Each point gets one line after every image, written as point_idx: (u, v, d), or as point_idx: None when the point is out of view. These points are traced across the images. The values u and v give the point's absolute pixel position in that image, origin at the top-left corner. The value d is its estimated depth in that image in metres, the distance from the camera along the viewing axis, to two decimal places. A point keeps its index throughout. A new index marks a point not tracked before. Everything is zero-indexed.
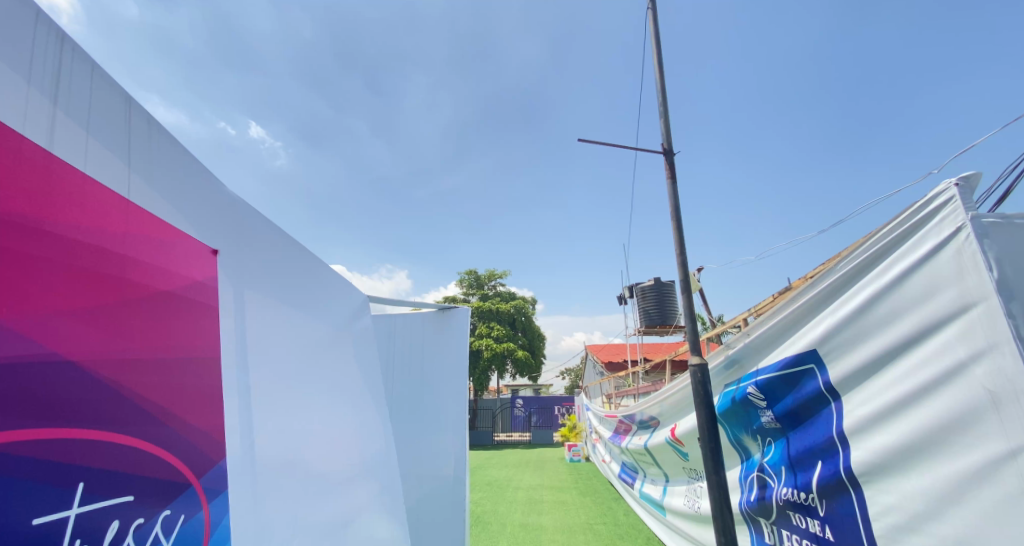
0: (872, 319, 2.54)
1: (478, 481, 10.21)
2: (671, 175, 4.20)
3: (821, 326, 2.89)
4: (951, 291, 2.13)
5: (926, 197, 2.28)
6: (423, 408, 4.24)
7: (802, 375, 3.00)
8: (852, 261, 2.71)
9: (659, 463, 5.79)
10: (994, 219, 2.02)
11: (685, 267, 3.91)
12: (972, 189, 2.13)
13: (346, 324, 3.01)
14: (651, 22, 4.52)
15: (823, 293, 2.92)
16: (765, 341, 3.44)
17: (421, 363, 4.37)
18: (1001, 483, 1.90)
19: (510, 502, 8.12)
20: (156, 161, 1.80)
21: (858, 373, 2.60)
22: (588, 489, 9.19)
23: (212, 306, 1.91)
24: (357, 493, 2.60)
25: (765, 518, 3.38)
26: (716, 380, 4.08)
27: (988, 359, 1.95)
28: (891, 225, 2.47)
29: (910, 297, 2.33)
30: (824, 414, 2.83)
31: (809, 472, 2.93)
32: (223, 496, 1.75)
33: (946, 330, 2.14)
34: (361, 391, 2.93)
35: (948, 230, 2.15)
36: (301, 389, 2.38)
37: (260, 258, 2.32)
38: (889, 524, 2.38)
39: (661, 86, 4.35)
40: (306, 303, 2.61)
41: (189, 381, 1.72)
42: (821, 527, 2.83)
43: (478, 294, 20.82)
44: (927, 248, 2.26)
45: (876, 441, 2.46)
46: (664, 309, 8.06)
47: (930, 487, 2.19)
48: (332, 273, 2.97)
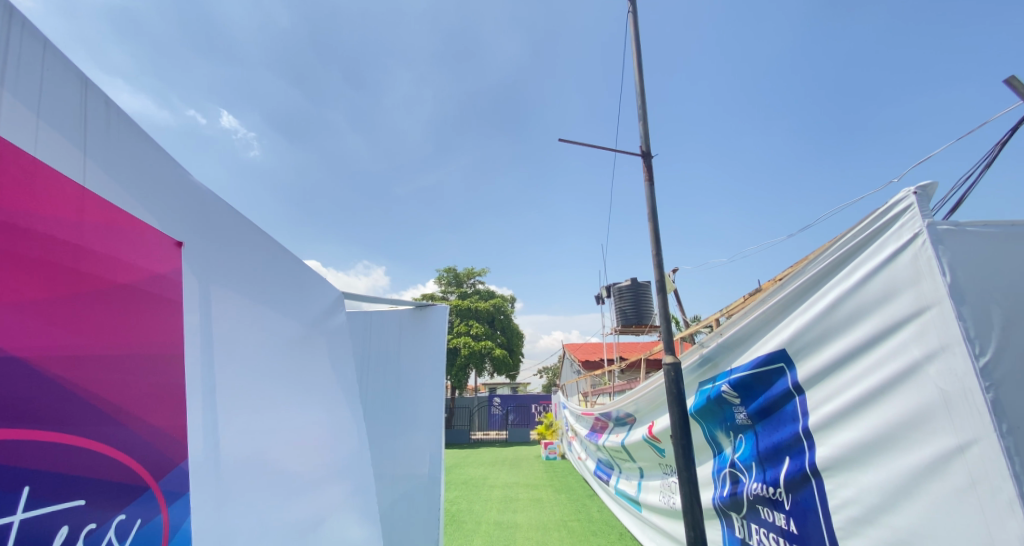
0: (836, 320, 2.64)
1: (454, 479, 10.19)
2: (649, 177, 4.27)
3: (789, 326, 2.99)
4: (909, 294, 2.22)
5: (888, 204, 2.37)
6: (399, 407, 4.19)
7: (773, 374, 3.10)
8: (819, 264, 2.80)
9: (635, 459, 5.88)
10: (948, 226, 2.12)
11: (661, 268, 3.98)
12: (930, 197, 2.23)
13: (320, 321, 2.95)
14: (632, 26, 4.57)
15: (791, 295, 3.01)
16: (737, 340, 3.54)
17: (399, 361, 4.31)
18: (949, 476, 2.00)
19: (485, 501, 8.11)
20: (115, 148, 1.72)
21: (822, 372, 2.70)
22: (563, 487, 9.27)
23: (176, 302, 1.84)
24: (329, 494, 2.55)
25: (736, 512, 3.49)
26: (691, 378, 4.16)
27: (941, 358, 2.05)
28: (855, 230, 2.57)
29: (872, 300, 2.43)
30: (792, 411, 2.92)
31: (777, 468, 3.03)
32: (185, 499, 1.69)
33: (903, 331, 2.24)
34: (335, 389, 2.88)
35: (906, 236, 2.25)
36: (271, 387, 2.31)
37: (230, 252, 2.24)
38: (848, 517, 2.48)
39: (640, 90, 4.41)
40: (278, 299, 2.55)
41: (149, 380, 1.65)
42: (787, 520, 2.93)
43: (456, 293, 20.82)
44: (887, 253, 2.36)
45: (837, 438, 2.56)
46: (640, 309, 8.19)
47: (885, 481, 2.29)
48: (305, 268, 2.89)
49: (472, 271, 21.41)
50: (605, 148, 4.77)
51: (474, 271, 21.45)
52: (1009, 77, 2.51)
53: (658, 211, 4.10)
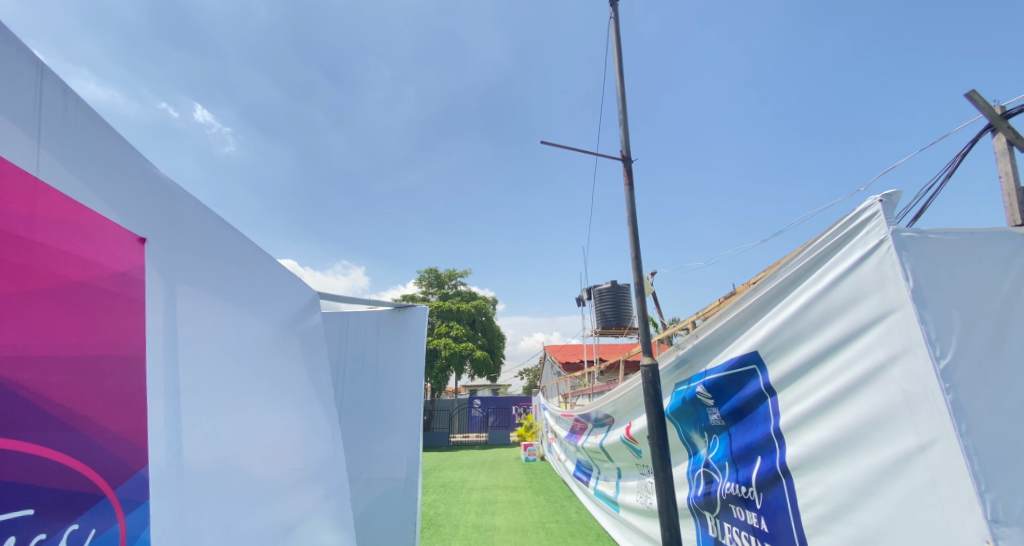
0: (806, 323, 2.72)
1: (432, 482, 10.09)
2: (629, 181, 4.32)
3: (762, 328, 3.06)
4: (875, 299, 2.30)
5: (855, 211, 2.45)
6: (376, 410, 4.11)
7: (746, 375, 3.17)
8: (791, 268, 2.88)
9: (613, 460, 5.92)
10: (911, 233, 2.20)
11: (640, 270, 4.03)
12: (895, 205, 2.32)
13: (295, 321, 2.87)
14: (614, 31, 4.62)
15: (764, 298, 3.09)
16: (711, 342, 3.61)
17: (376, 363, 4.24)
18: (911, 474, 2.07)
19: (463, 504, 8.06)
20: (74, 139, 1.64)
21: (793, 374, 2.77)
22: (542, 489, 9.28)
23: (138, 300, 1.76)
24: (300, 499, 2.48)
25: (710, 511, 3.55)
26: (667, 379, 4.22)
27: (904, 361, 2.13)
28: (824, 236, 2.65)
29: (840, 303, 2.51)
30: (764, 412, 2.99)
31: (749, 468, 3.09)
32: (144, 507, 1.62)
33: (869, 334, 2.32)
34: (310, 391, 2.81)
35: (873, 242, 2.33)
36: (241, 389, 2.23)
37: (197, 249, 2.16)
38: (816, 515, 2.55)
39: (620, 95, 4.46)
40: (250, 299, 2.47)
41: (108, 383, 1.58)
42: (758, 519, 3.00)
43: (437, 293, 20.72)
44: (855, 259, 2.43)
45: (806, 438, 2.63)
46: (619, 312, 8.28)
47: (851, 479, 2.36)
48: (280, 268, 2.82)
49: (453, 272, 21.32)
50: (587, 151, 4.83)
51: (455, 271, 21.34)
52: (970, 90, 2.63)
53: (638, 214, 4.15)
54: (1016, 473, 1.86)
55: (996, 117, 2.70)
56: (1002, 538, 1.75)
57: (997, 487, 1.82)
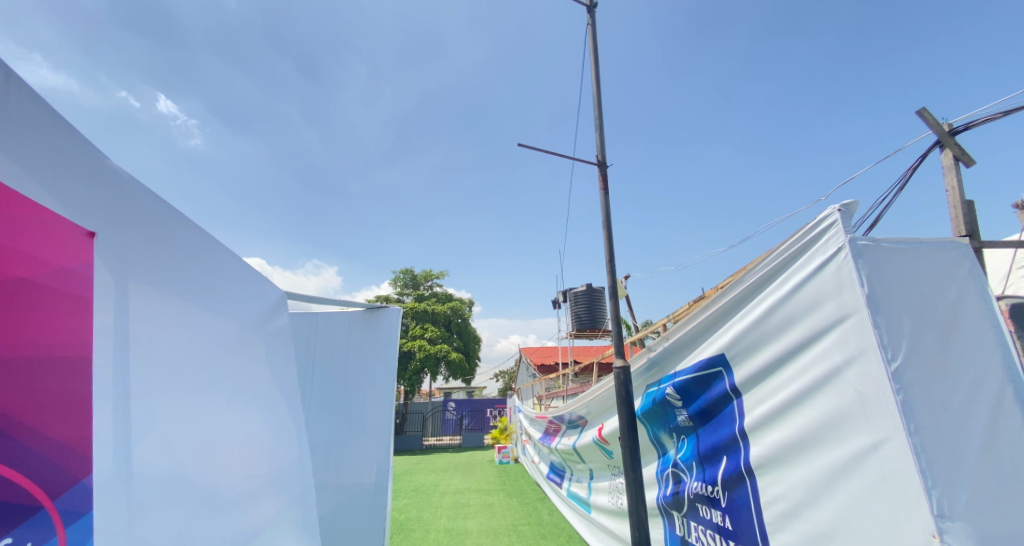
0: (770, 326, 2.81)
1: (404, 487, 9.93)
2: (604, 186, 4.38)
3: (728, 331, 3.14)
4: (834, 304, 2.40)
5: (816, 220, 2.55)
6: (345, 413, 4.01)
7: (713, 377, 3.25)
8: (756, 273, 2.97)
9: (585, 461, 5.97)
10: (866, 242, 2.31)
11: (613, 274, 4.08)
12: (852, 215, 2.42)
13: (261, 321, 2.76)
14: (591, 38, 4.69)
15: (731, 302, 3.18)
16: (681, 345, 3.69)
17: (347, 365, 4.14)
18: (864, 472, 2.17)
19: (435, 508, 7.95)
20: (16, 126, 1.54)
21: (758, 375, 2.86)
22: (515, 491, 9.26)
23: (84, 298, 1.66)
24: (263, 507, 2.39)
25: (678, 511, 3.62)
26: (638, 381, 4.29)
27: (859, 363, 2.23)
28: (787, 243, 2.75)
29: (801, 308, 2.61)
30: (730, 413, 3.08)
31: (716, 467, 3.17)
32: (87, 519, 1.54)
33: (828, 337, 2.42)
34: (275, 395, 2.71)
35: (831, 249, 2.43)
36: (199, 393, 2.14)
37: (155, 245, 2.06)
38: (777, 512, 2.63)
39: (597, 100, 4.52)
40: (212, 299, 2.37)
41: (49, 386, 1.48)
42: (723, 517, 3.07)
43: (412, 295, 20.49)
44: (815, 265, 2.53)
45: (769, 437, 2.72)
46: (594, 314, 8.37)
47: (809, 477, 2.45)
48: (246, 266, 2.72)
49: (429, 273, 21.14)
50: (563, 155, 4.88)
51: (431, 272, 21.16)
52: (921, 108, 2.79)
53: (612, 219, 4.21)
54: (960, 470, 1.96)
55: (944, 134, 2.88)
56: (947, 532, 1.85)
57: (943, 483, 1.92)
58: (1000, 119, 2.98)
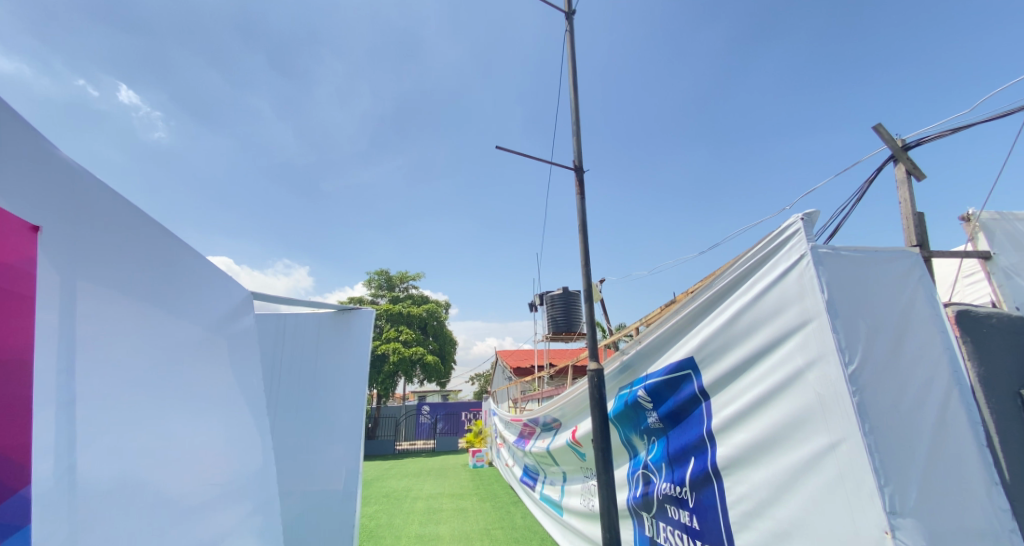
0: (737, 330, 2.89)
1: (375, 492, 9.76)
2: (580, 191, 4.43)
3: (698, 335, 3.22)
4: (796, 309, 2.49)
5: (781, 227, 2.64)
6: (314, 418, 3.89)
7: (682, 380, 3.32)
8: (724, 279, 3.05)
9: (558, 464, 5.99)
10: (826, 250, 2.40)
11: (588, 277, 4.12)
12: (813, 224, 2.52)
13: (225, 322, 2.65)
14: (568, 44, 4.74)
15: (700, 306, 3.25)
16: (653, 348, 3.75)
17: (316, 368, 4.03)
18: (822, 471, 2.25)
19: (407, 514, 7.84)
20: None
21: (725, 378, 2.94)
22: (489, 495, 9.21)
23: (27, 296, 1.57)
24: (223, 516, 2.30)
25: (647, 511, 3.67)
26: (612, 384, 4.34)
27: (819, 366, 2.32)
28: (754, 249, 2.83)
29: (766, 312, 2.69)
30: (698, 415, 3.15)
31: (684, 468, 3.23)
32: (24, 532, 1.44)
33: (791, 341, 2.50)
34: (239, 399, 2.61)
35: (794, 257, 2.52)
36: (154, 398, 2.04)
37: (109, 242, 1.96)
38: (741, 512, 2.70)
39: (574, 106, 4.57)
40: (171, 299, 2.27)
41: None
42: (691, 517, 3.13)
43: (387, 297, 20.22)
44: (779, 272, 2.62)
45: (735, 438, 2.79)
46: (570, 318, 8.44)
47: (772, 477, 2.53)
48: (209, 266, 2.61)
49: (404, 275, 20.92)
50: (540, 159, 4.90)
51: (407, 274, 20.96)
52: (877, 123, 2.93)
53: (588, 223, 4.25)
54: (910, 469, 2.06)
55: (898, 149, 3.03)
56: (898, 528, 1.94)
57: (894, 481, 2.01)
58: (949, 136, 3.16)
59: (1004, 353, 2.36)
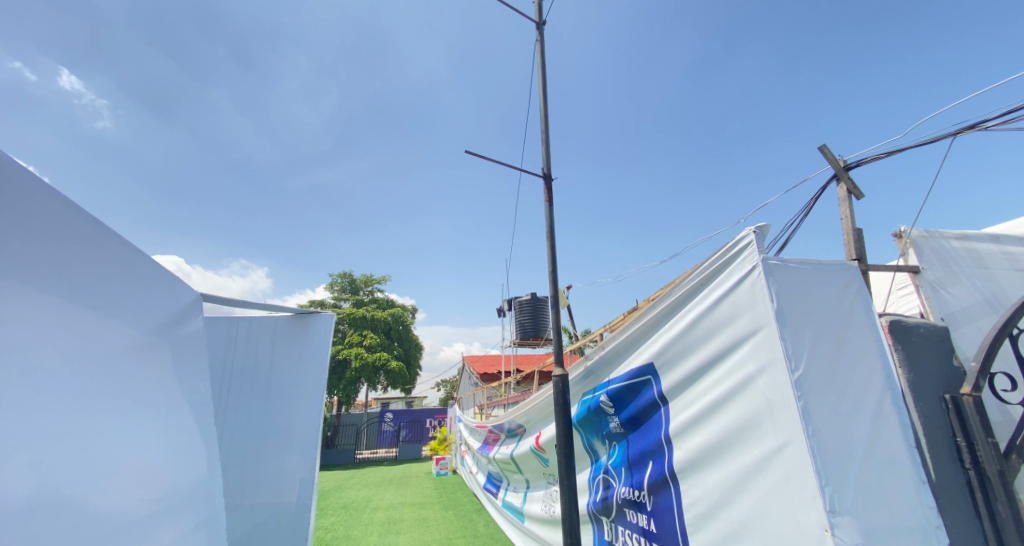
0: (694, 337, 2.99)
1: (333, 503, 9.43)
2: (548, 198, 4.48)
3: (658, 341, 3.31)
4: (748, 317, 2.60)
5: (735, 238, 2.76)
6: (267, 427, 3.73)
7: (642, 385, 3.40)
8: (683, 287, 3.15)
9: (522, 472, 5.98)
10: (776, 261, 2.53)
11: (554, 283, 4.17)
12: (765, 237, 2.65)
13: (171, 325, 2.50)
14: (539, 54, 4.80)
15: (661, 314, 3.35)
16: (616, 354, 3.82)
17: (271, 374, 3.86)
18: (770, 472, 2.36)
19: (366, 524, 7.63)
20: None
21: (682, 383, 3.03)
22: (452, 504, 9.06)
23: None
24: (167, 530, 2.15)
25: (606, 515, 3.72)
26: (576, 389, 4.38)
27: (768, 372, 2.43)
28: (711, 259, 2.94)
29: (721, 320, 2.80)
30: (657, 420, 3.23)
31: (643, 472, 3.30)
32: None
33: (743, 347, 2.61)
34: (185, 407, 2.46)
35: (747, 268, 2.64)
36: (84, 407, 1.90)
37: (30, 240, 1.83)
38: (696, 514, 2.78)
39: (543, 114, 4.63)
40: (107, 301, 2.12)
41: None
42: (648, 520, 3.20)
43: (350, 300, 19.71)
44: (733, 282, 2.74)
45: (690, 442, 2.88)
46: (537, 323, 8.49)
47: (724, 479, 2.62)
48: (154, 265, 2.46)
49: (369, 278, 20.49)
50: (510, 166, 4.93)
51: (372, 278, 20.54)
52: (822, 144, 3.13)
53: (555, 231, 4.30)
54: (848, 469, 2.19)
55: (841, 169, 3.25)
56: (837, 525, 2.05)
57: (834, 482, 2.13)
58: (885, 158, 3.41)
59: (930, 360, 2.55)
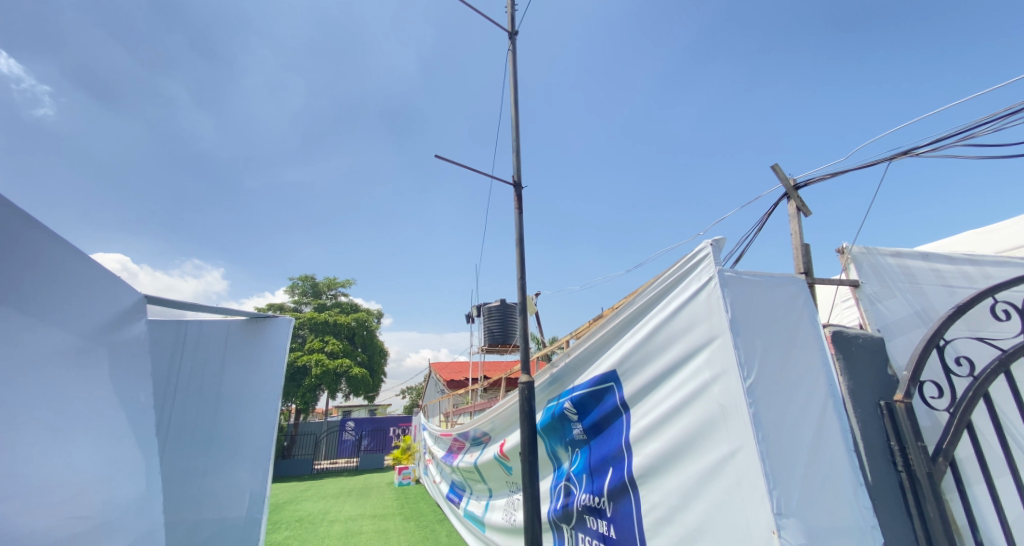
0: (654, 345, 3.06)
1: (287, 517, 9.02)
2: (518, 206, 4.50)
3: (620, 349, 3.37)
4: (704, 326, 2.70)
5: (694, 250, 2.86)
6: (215, 437, 3.52)
7: (605, 392, 3.45)
8: (645, 296, 3.24)
9: (485, 480, 5.93)
10: (731, 273, 2.64)
11: (522, 290, 4.18)
12: (721, 249, 2.76)
13: (110, 328, 2.32)
14: (512, 63, 4.84)
15: (623, 322, 3.42)
16: (580, 361, 3.86)
17: (222, 382, 3.66)
18: (723, 476, 2.44)
19: (322, 538, 7.33)
20: None
21: (642, 391, 3.10)
22: (414, 515, 8.85)
23: None
24: None
25: (566, 523, 3.74)
26: (541, 396, 4.39)
27: (723, 379, 2.52)
28: (671, 270, 3.03)
29: (679, 329, 2.89)
30: (618, 426, 3.28)
31: (603, 479, 3.34)
32: None
33: (700, 355, 2.70)
34: (121, 417, 2.27)
35: (704, 278, 2.74)
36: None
37: None
38: (654, 519, 2.84)
39: (515, 123, 4.66)
40: (31, 301, 1.95)
41: None
42: (608, 527, 3.23)
43: (312, 304, 19.10)
44: (691, 292, 2.84)
45: (648, 448, 2.95)
46: (506, 330, 8.48)
47: (681, 484, 2.68)
48: (92, 263, 2.28)
49: (334, 282, 19.97)
50: (481, 172, 4.91)
51: (335, 281, 20.00)
52: (774, 164, 3.31)
53: (524, 238, 4.33)
54: (794, 473, 2.29)
55: (791, 187, 3.43)
56: (783, 527, 2.14)
57: (781, 485, 2.22)
58: (830, 179, 3.63)
59: (868, 369, 2.72)
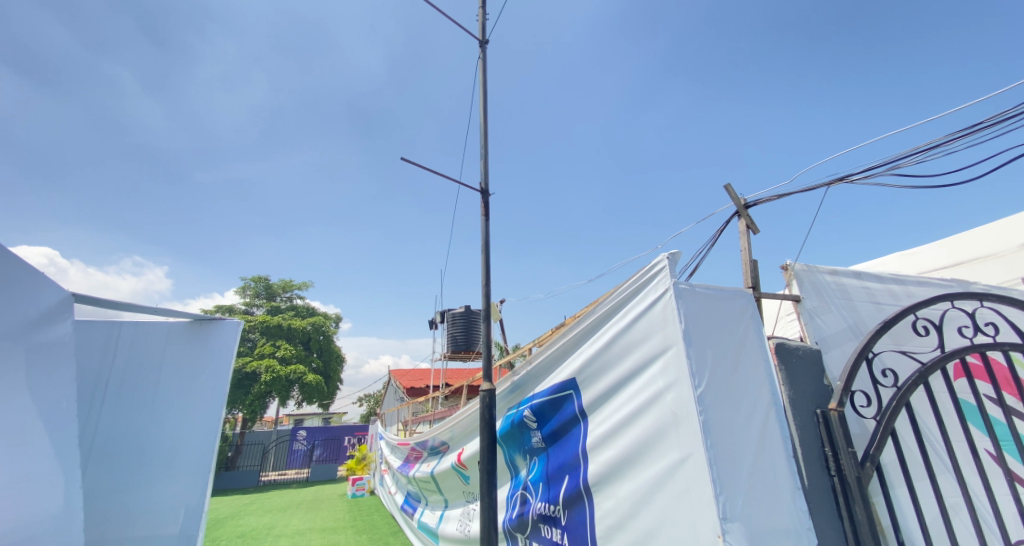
0: (612, 354, 3.13)
1: (229, 532, 8.51)
2: (484, 213, 4.50)
3: (580, 357, 3.42)
4: (659, 336, 2.78)
5: (652, 262, 2.94)
6: (148, 448, 3.27)
7: (564, 400, 3.48)
8: (605, 305, 3.30)
9: (441, 491, 5.82)
10: (685, 285, 2.75)
11: (486, 297, 4.17)
12: (676, 263, 2.86)
13: (29, 330, 2.11)
14: (482, 71, 4.87)
15: (584, 330, 3.47)
16: (541, 369, 3.89)
17: (160, 387, 3.42)
18: (673, 482, 2.51)
19: None
20: None
21: (599, 399, 3.15)
22: (366, 528, 8.53)
23: None
24: None
25: (521, 532, 3.72)
26: (501, 403, 4.39)
27: (675, 388, 2.60)
28: (631, 281, 3.10)
29: (636, 338, 2.96)
30: (576, 434, 3.32)
31: (559, 487, 3.36)
32: None
33: (655, 365, 2.78)
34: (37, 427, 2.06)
35: (660, 290, 2.83)
36: None
37: None
38: (606, 526, 2.88)
39: (484, 130, 4.68)
40: None
41: None
42: (561, 534, 3.25)
43: (264, 306, 18.28)
44: (648, 303, 2.92)
45: (603, 456, 2.99)
46: (469, 337, 8.42)
47: (633, 490, 2.74)
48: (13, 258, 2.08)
49: (290, 284, 19.23)
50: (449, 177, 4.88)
51: (291, 284, 19.27)
52: (726, 184, 3.48)
53: (489, 245, 4.33)
54: (738, 479, 2.39)
55: (741, 206, 3.62)
56: (728, 531, 2.22)
57: (726, 491, 2.31)
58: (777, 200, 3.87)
59: (807, 379, 2.89)
